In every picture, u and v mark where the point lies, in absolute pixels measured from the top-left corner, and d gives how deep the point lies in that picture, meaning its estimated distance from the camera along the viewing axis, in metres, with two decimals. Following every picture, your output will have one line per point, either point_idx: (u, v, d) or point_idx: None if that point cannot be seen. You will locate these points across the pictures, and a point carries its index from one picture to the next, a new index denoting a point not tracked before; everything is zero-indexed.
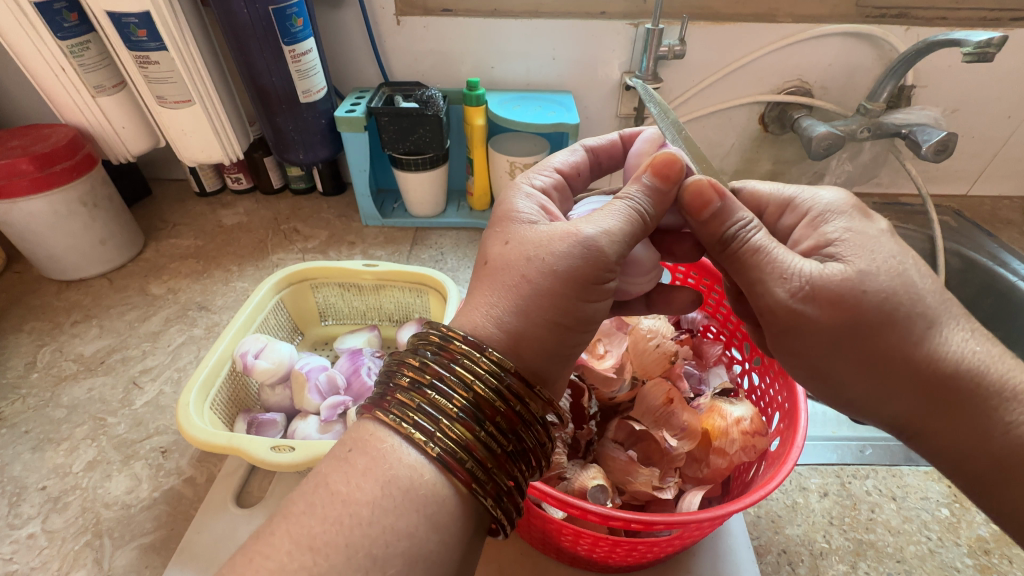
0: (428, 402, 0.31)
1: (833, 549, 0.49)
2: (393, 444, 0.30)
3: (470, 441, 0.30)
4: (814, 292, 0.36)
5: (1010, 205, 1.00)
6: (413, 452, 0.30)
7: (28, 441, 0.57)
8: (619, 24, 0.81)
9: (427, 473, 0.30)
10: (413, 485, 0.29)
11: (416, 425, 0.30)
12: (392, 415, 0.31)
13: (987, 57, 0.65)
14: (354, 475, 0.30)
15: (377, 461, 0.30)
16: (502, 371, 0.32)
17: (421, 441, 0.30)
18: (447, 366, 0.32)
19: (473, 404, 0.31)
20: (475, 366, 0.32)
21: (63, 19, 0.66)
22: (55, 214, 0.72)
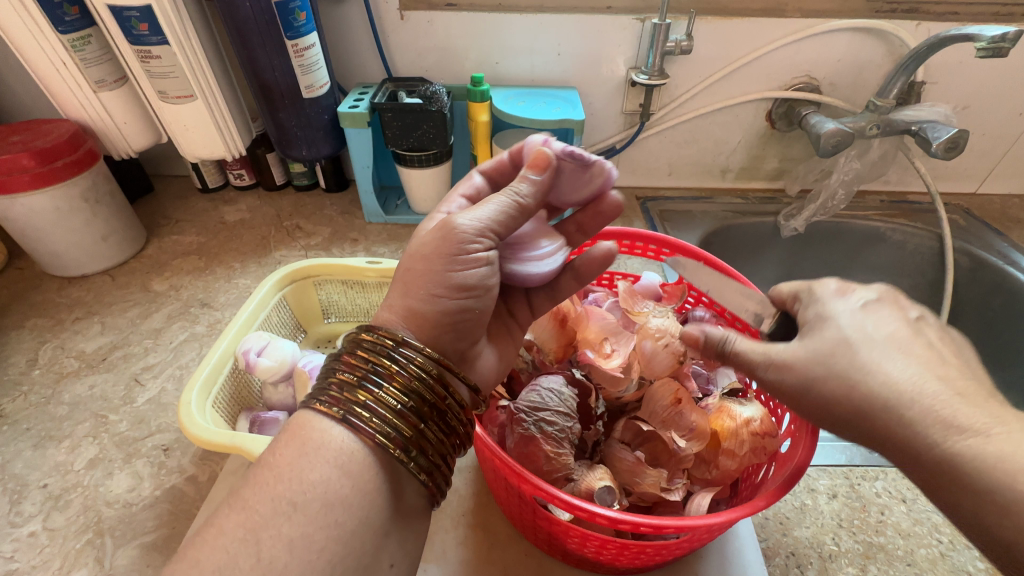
0: (352, 386, 0.33)
1: (842, 552, 0.48)
2: (320, 425, 0.32)
3: (387, 412, 0.32)
4: (770, 376, 0.36)
5: (1019, 203, 0.99)
6: (344, 433, 0.32)
7: (29, 439, 0.57)
8: (625, 19, 0.80)
9: (351, 445, 0.32)
10: (345, 460, 0.31)
11: (340, 406, 0.32)
12: (323, 402, 0.33)
13: (1001, 52, 0.64)
14: (286, 458, 0.31)
15: (305, 443, 0.32)
16: (421, 352, 0.35)
17: (344, 417, 0.32)
18: (360, 354, 0.34)
19: (392, 383, 0.33)
20: (394, 350, 0.34)
21: (63, 13, 0.65)
22: (56, 210, 0.71)
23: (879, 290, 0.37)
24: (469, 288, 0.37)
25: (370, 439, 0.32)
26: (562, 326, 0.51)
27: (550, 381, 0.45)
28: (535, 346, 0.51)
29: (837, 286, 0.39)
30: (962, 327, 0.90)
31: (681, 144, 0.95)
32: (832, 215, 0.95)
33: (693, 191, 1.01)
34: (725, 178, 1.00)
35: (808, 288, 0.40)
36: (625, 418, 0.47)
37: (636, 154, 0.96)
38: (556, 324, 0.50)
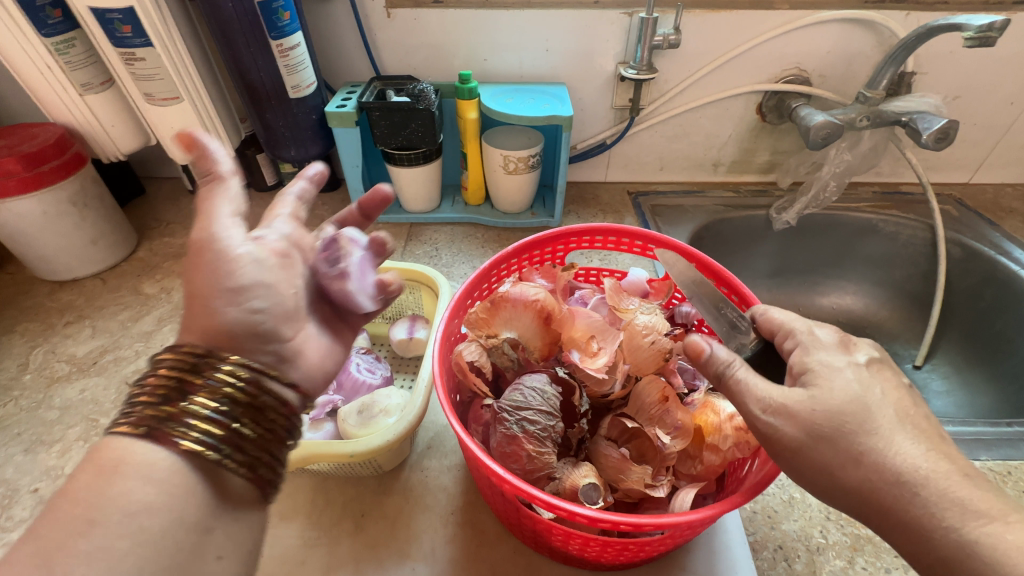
0: (162, 406, 0.32)
1: (830, 544, 0.48)
2: (125, 446, 0.31)
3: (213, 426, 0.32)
4: (767, 418, 0.35)
5: (1012, 192, 0.99)
6: (149, 449, 0.31)
7: (20, 444, 0.57)
8: (612, 13, 0.79)
9: (168, 467, 0.30)
10: (161, 477, 0.30)
11: (153, 428, 0.31)
12: (128, 427, 0.31)
13: (989, 41, 0.64)
14: (84, 487, 0.29)
15: (102, 474, 0.29)
16: (240, 358, 0.34)
17: (159, 438, 0.31)
18: (176, 370, 0.33)
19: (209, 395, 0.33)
20: (214, 359, 0.33)
21: (46, 16, 0.65)
22: (45, 215, 0.71)
23: (878, 349, 0.37)
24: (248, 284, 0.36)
25: (190, 453, 0.31)
26: (546, 325, 0.51)
27: (534, 380, 0.45)
28: (519, 344, 0.51)
29: (835, 337, 0.38)
30: (955, 318, 0.90)
31: (672, 138, 0.95)
32: (824, 207, 0.95)
33: (685, 185, 1.01)
34: (717, 172, 1.00)
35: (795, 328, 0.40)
36: (611, 415, 0.47)
37: (628, 149, 0.96)
38: (541, 323, 0.50)
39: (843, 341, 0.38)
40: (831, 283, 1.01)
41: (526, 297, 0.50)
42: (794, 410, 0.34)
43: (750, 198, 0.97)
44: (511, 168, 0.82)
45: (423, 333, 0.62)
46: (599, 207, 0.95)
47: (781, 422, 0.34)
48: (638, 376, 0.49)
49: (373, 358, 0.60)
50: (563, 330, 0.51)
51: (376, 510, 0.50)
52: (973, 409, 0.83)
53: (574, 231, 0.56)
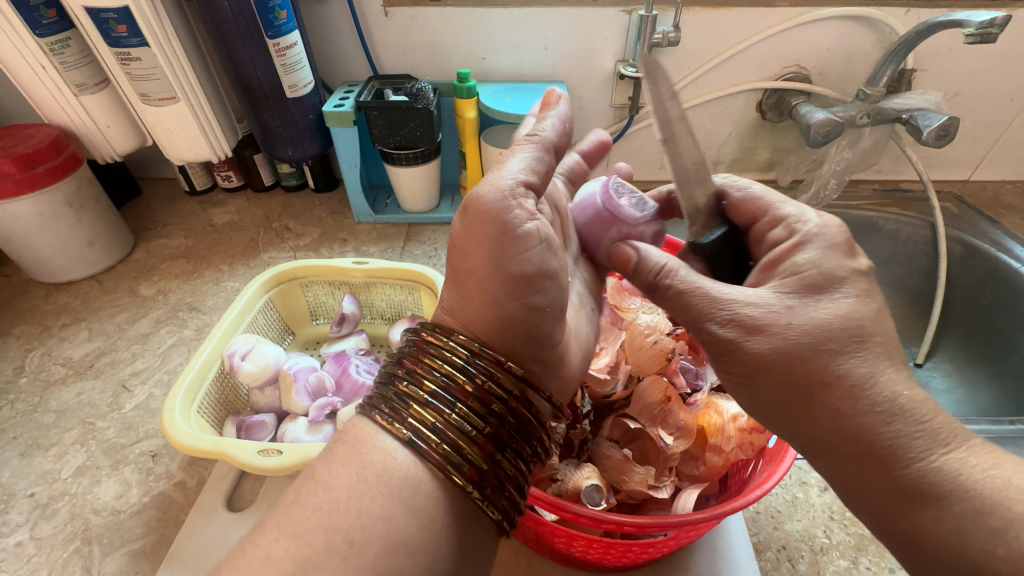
0: (415, 399, 0.32)
1: (833, 544, 0.48)
2: (372, 434, 0.32)
3: (441, 425, 0.31)
4: (752, 343, 0.34)
5: (1012, 189, 0.99)
6: (394, 440, 0.31)
7: (16, 448, 0.57)
8: (611, 11, 0.79)
9: (405, 463, 0.31)
10: (401, 482, 0.30)
11: (398, 417, 0.32)
12: (385, 416, 0.32)
13: (990, 37, 0.63)
14: (333, 463, 0.31)
15: (355, 448, 0.32)
16: (484, 362, 0.34)
17: (398, 429, 0.31)
18: (421, 357, 0.34)
19: (465, 397, 0.32)
20: (451, 359, 0.33)
21: (40, 16, 0.64)
22: (40, 216, 0.71)
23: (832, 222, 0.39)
24: (530, 270, 0.36)
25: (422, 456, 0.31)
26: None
27: None
28: None
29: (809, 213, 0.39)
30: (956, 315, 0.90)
31: None
32: (825, 205, 0.95)
33: None
34: (717, 170, 1.00)
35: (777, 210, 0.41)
36: (613, 416, 0.47)
37: (628, 147, 0.96)
38: None
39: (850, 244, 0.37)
40: None
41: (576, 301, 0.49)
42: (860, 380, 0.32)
43: None
44: None
45: None
46: None
47: (757, 341, 0.34)
48: (640, 376, 0.49)
49: (373, 359, 0.60)
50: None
51: None
52: (974, 407, 0.83)
53: None
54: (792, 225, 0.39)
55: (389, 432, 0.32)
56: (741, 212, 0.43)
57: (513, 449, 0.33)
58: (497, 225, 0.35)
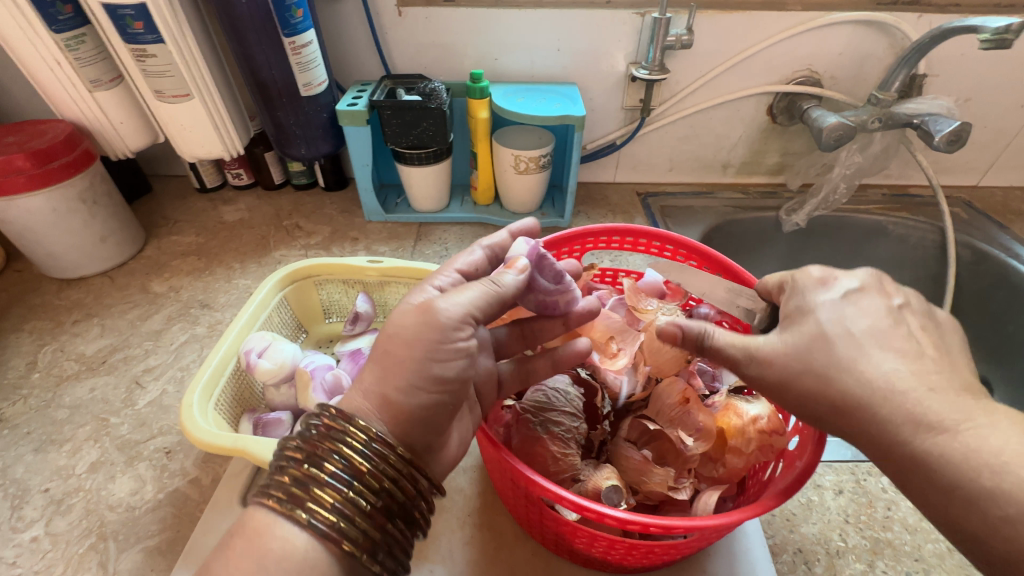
0: (307, 478, 0.32)
1: (849, 548, 0.48)
2: (269, 521, 0.31)
3: (341, 505, 0.31)
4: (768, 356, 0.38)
5: (1021, 195, 0.99)
6: (294, 528, 0.30)
7: (30, 443, 0.57)
8: (624, 13, 0.79)
9: (300, 545, 0.30)
10: (296, 562, 0.29)
11: (290, 500, 0.31)
12: (275, 499, 0.31)
13: (1005, 43, 0.63)
14: (230, 560, 0.30)
15: (252, 542, 0.30)
16: (381, 438, 0.34)
17: (294, 513, 0.30)
18: (321, 438, 0.33)
19: (364, 479, 0.32)
20: (348, 433, 0.33)
21: (57, 12, 0.65)
22: (53, 211, 0.71)
23: (861, 277, 0.39)
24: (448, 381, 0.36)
25: (317, 533, 0.30)
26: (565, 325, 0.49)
27: (557, 382, 0.47)
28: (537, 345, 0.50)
29: (819, 273, 0.40)
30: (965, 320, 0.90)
31: (682, 139, 0.95)
32: (835, 209, 0.95)
33: (694, 186, 1.01)
34: (726, 173, 1.00)
35: (791, 278, 0.42)
36: (631, 417, 0.47)
37: (638, 149, 0.96)
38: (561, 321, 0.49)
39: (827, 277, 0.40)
40: None
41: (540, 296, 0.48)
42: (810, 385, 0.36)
43: (759, 199, 0.97)
44: (521, 168, 0.82)
45: None
46: (608, 207, 0.95)
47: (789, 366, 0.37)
48: (659, 377, 0.49)
49: None
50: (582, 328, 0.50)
51: None
52: None
53: (592, 232, 0.55)
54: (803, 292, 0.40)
55: (281, 515, 0.31)
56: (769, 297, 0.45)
57: (403, 518, 0.33)
58: (435, 336, 0.36)
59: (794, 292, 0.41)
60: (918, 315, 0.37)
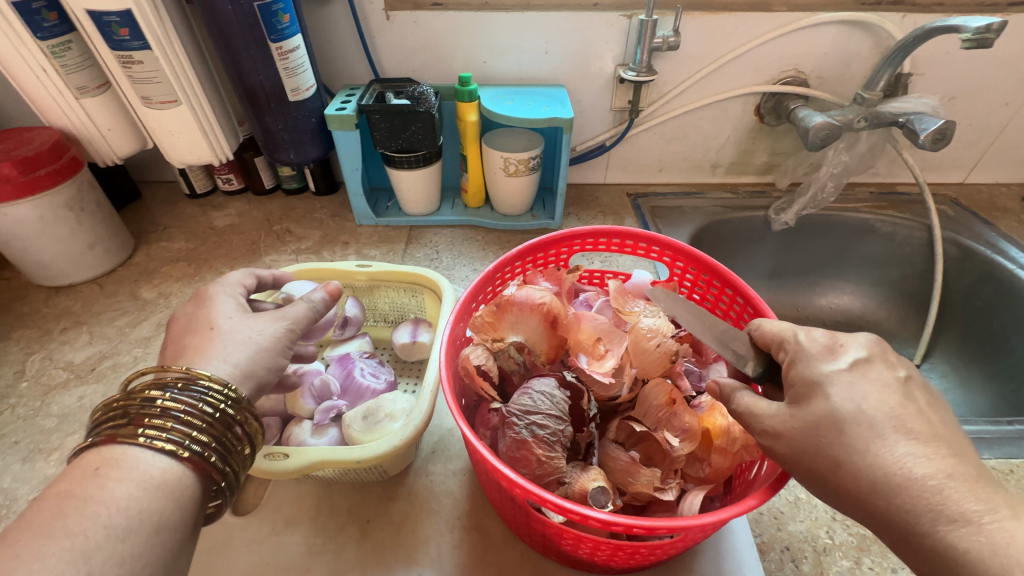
0: (156, 418, 0.35)
1: (837, 545, 0.48)
2: (123, 453, 0.34)
3: (197, 438, 0.36)
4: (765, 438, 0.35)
5: (1007, 192, 1.00)
6: (153, 458, 0.34)
7: (18, 452, 0.56)
8: (611, 15, 0.80)
9: (158, 472, 0.34)
10: (158, 485, 0.33)
11: (148, 434, 0.34)
12: (129, 435, 0.34)
13: (986, 43, 0.64)
14: (97, 487, 0.32)
15: (108, 471, 0.33)
16: (221, 384, 0.38)
17: (154, 444, 0.34)
18: (176, 386, 0.37)
19: (207, 419, 0.37)
20: (196, 381, 0.38)
21: (42, 19, 0.64)
22: (41, 220, 0.70)
23: (870, 346, 0.35)
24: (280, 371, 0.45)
25: (172, 459, 0.35)
26: (553, 329, 0.50)
27: (542, 385, 0.45)
28: (526, 347, 0.50)
29: (826, 339, 0.37)
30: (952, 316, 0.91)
31: (671, 140, 0.95)
32: (823, 207, 0.96)
33: (684, 186, 1.02)
34: (716, 173, 1.00)
35: (793, 335, 0.39)
36: (618, 419, 0.48)
37: (627, 150, 0.96)
38: (546, 325, 0.50)
39: (832, 344, 0.36)
40: (828, 283, 1.04)
41: (531, 300, 0.50)
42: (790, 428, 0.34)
43: (748, 199, 0.98)
44: (511, 170, 0.82)
45: (426, 336, 0.62)
46: (599, 208, 0.96)
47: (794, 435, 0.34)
48: (645, 380, 0.49)
49: (377, 362, 0.59)
50: (569, 333, 0.51)
51: (381, 516, 0.50)
52: (972, 407, 0.84)
53: (578, 235, 0.55)
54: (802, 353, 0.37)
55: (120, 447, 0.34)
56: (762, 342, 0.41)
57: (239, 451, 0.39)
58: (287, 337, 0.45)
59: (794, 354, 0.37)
60: (924, 390, 0.34)
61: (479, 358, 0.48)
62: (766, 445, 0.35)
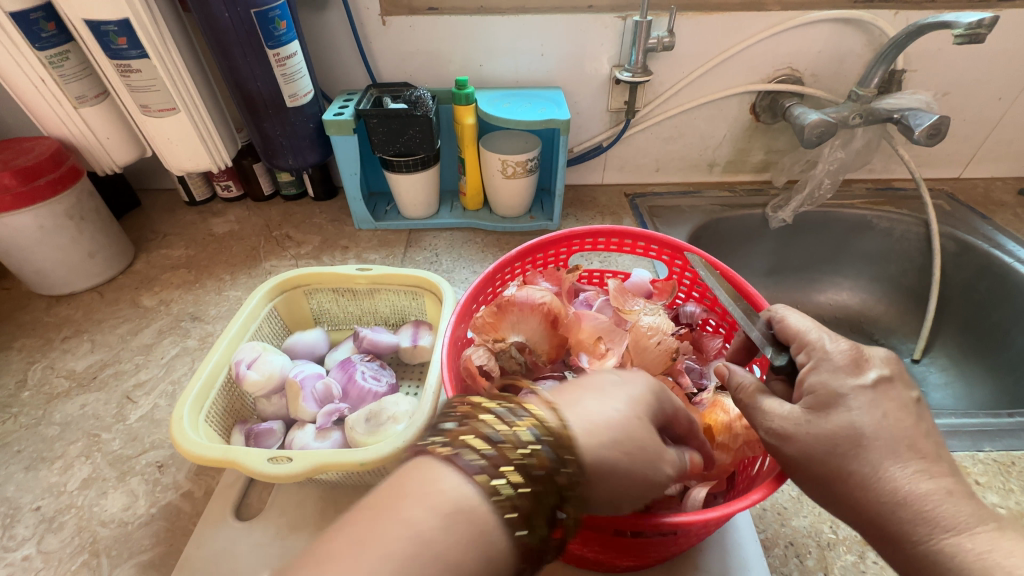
0: (517, 450, 0.29)
1: (840, 539, 0.48)
2: (436, 470, 0.28)
3: (510, 465, 0.29)
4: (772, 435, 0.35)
5: (1003, 186, 1.00)
6: (461, 482, 0.28)
7: (21, 461, 0.56)
8: (606, 17, 0.80)
9: (467, 501, 0.27)
10: (443, 519, 0.26)
11: (454, 450, 0.29)
12: (442, 446, 0.30)
13: (978, 38, 0.64)
14: (407, 502, 0.27)
15: (420, 488, 0.28)
16: (547, 416, 0.32)
17: (461, 462, 0.28)
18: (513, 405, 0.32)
19: (544, 448, 0.30)
20: (519, 405, 0.32)
21: (40, 29, 0.65)
22: (41, 229, 0.70)
23: (889, 366, 0.34)
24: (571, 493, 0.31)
25: (484, 483, 0.28)
26: (553, 328, 0.52)
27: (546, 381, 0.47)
28: (526, 347, 0.51)
29: (848, 350, 0.36)
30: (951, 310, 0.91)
31: (667, 139, 0.96)
32: (820, 204, 0.96)
33: (681, 185, 1.02)
34: (713, 172, 1.01)
35: (811, 341, 0.38)
36: None
37: (623, 151, 0.97)
38: (547, 326, 0.51)
39: (855, 358, 0.35)
40: (827, 280, 1.04)
41: (533, 300, 0.50)
42: (791, 433, 0.34)
43: (746, 197, 0.99)
44: (509, 172, 0.82)
45: (427, 339, 0.62)
46: (597, 209, 0.96)
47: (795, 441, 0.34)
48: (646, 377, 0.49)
49: (378, 365, 0.60)
50: (570, 332, 0.51)
51: None
52: (973, 401, 0.84)
53: (576, 234, 0.56)
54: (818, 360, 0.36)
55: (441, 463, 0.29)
56: (783, 340, 0.40)
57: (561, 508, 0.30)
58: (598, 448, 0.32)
59: (813, 362, 0.36)
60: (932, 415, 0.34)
61: (481, 359, 0.48)
62: (767, 440, 0.36)
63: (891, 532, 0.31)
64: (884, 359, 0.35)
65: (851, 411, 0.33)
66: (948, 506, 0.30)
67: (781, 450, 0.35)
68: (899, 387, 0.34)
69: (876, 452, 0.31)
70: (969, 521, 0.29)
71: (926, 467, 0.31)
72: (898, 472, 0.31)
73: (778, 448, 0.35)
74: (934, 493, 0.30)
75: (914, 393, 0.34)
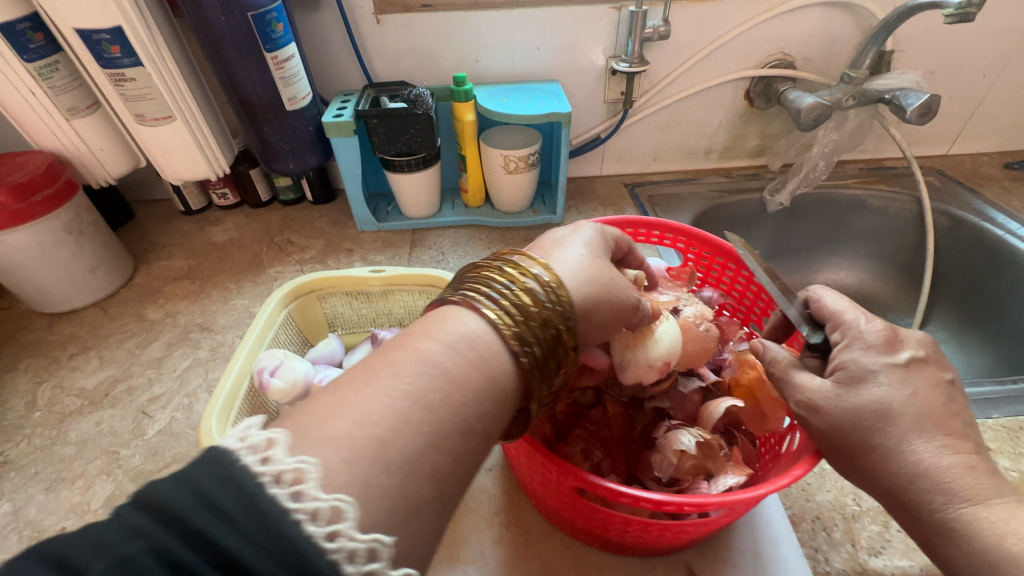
0: (529, 307, 0.33)
1: (864, 511, 0.49)
2: (456, 314, 0.33)
3: (511, 313, 0.33)
4: (804, 412, 0.37)
5: (989, 160, 1.03)
6: (472, 320, 0.32)
7: (40, 483, 0.55)
8: (601, 8, 0.80)
9: (481, 335, 0.32)
10: (465, 349, 0.31)
11: (479, 294, 0.34)
12: (458, 297, 0.34)
13: (968, 17, 0.66)
14: (419, 336, 0.31)
15: (437, 323, 0.32)
16: (547, 278, 0.35)
17: (481, 304, 0.33)
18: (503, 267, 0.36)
19: (538, 302, 0.34)
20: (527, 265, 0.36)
21: (28, 40, 0.63)
22: (40, 246, 0.69)
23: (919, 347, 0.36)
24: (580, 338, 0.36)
25: (488, 317, 0.32)
26: None
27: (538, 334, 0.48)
28: None
29: (883, 330, 0.37)
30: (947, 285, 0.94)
31: (665, 128, 0.96)
32: (815, 186, 0.98)
33: (679, 173, 1.03)
34: (709, 159, 1.02)
35: (847, 321, 0.39)
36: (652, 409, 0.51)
37: (621, 142, 0.97)
38: None
39: (891, 339, 0.37)
40: (824, 260, 1.06)
41: None
42: (819, 407, 0.36)
43: (743, 181, 1.00)
44: (511, 168, 0.82)
45: None
46: (598, 200, 0.97)
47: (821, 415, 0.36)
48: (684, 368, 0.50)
49: None
50: None
51: None
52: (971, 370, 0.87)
53: None
54: (852, 339, 0.38)
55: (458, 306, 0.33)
56: (818, 321, 0.42)
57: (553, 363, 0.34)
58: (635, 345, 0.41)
59: (847, 341, 0.38)
60: (955, 389, 0.35)
61: None
62: (796, 411, 0.37)
63: (922, 500, 0.32)
64: (916, 336, 0.37)
65: (879, 388, 0.34)
66: (970, 479, 0.31)
67: (810, 423, 0.36)
68: (931, 362, 0.36)
69: (898, 428, 0.33)
70: (989, 493, 0.30)
71: (949, 439, 0.32)
72: (922, 443, 0.32)
73: (807, 419, 0.37)
74: (957, 466, 0.31)
75: (945, 369, 0.36)
